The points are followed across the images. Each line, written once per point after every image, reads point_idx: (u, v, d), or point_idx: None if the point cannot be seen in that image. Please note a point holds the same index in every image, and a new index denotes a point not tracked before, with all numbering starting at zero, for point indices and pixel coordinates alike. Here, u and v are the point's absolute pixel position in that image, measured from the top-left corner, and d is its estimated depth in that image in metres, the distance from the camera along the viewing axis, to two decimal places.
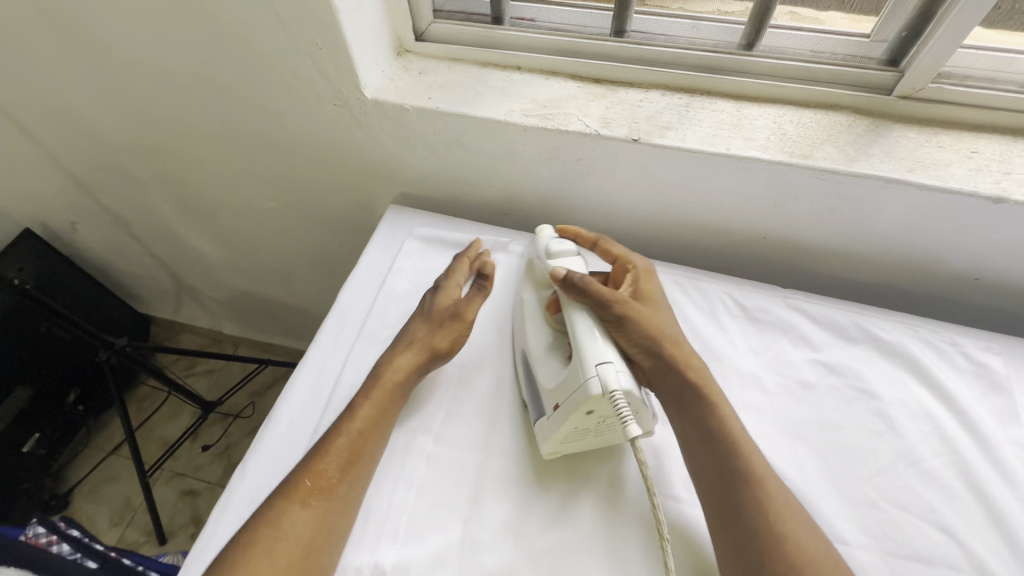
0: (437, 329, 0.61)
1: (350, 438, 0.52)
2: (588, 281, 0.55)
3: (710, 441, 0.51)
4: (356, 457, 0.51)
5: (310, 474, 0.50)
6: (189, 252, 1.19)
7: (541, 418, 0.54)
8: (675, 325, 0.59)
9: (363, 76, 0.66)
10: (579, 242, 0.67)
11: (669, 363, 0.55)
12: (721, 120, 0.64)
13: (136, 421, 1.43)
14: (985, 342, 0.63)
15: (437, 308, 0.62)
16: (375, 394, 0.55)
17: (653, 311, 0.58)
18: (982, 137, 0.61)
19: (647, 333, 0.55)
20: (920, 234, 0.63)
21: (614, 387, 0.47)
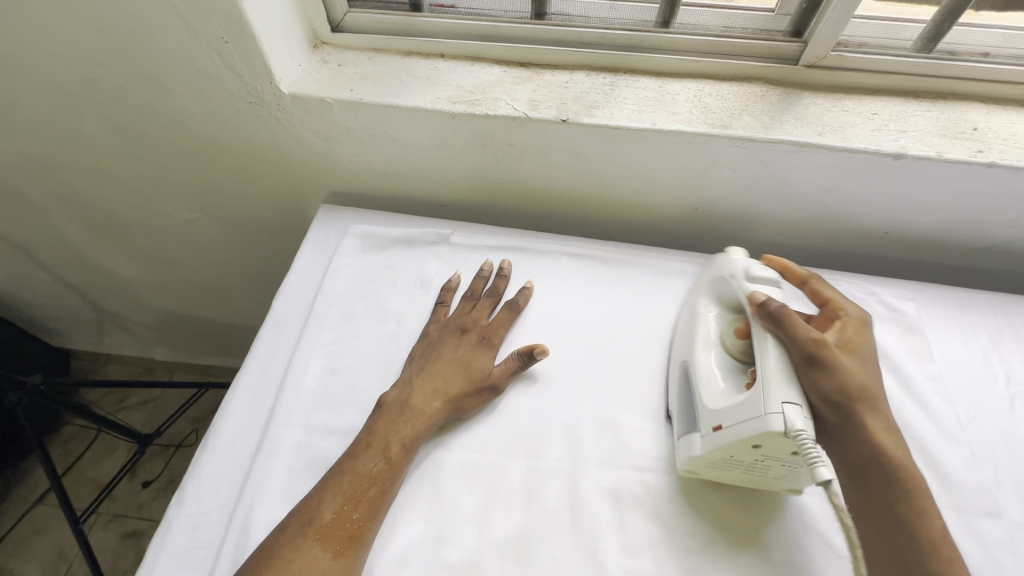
0: (467, 394, 0.56)
1: (381, 477, 0.50)
2: (789, 313, 0.49)
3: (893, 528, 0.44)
4: (381, 502, 0.49)
5: (338, 520, 0.47)
6: (106, 276, 1.10)
7: (691, 437, 0.51)
8: (879, 385, 0.51)
9: (278, 69, 0.63)
10: (785, 276, 0.59)
11: (863, 429, 0.47)
12: (645, 97, 0.65)
13: (64, 465, 1.31)
14: (898, 290, 0.68)
15: (473, 370, 0.58)
16: (405, 429, 0.53)
17: (859, 366, 0.50)
18: (879, 100, 0.66)
19: (844, 388, 0.47)
20: (834, 193, 0.67)
21: (801, 429, 0.44)
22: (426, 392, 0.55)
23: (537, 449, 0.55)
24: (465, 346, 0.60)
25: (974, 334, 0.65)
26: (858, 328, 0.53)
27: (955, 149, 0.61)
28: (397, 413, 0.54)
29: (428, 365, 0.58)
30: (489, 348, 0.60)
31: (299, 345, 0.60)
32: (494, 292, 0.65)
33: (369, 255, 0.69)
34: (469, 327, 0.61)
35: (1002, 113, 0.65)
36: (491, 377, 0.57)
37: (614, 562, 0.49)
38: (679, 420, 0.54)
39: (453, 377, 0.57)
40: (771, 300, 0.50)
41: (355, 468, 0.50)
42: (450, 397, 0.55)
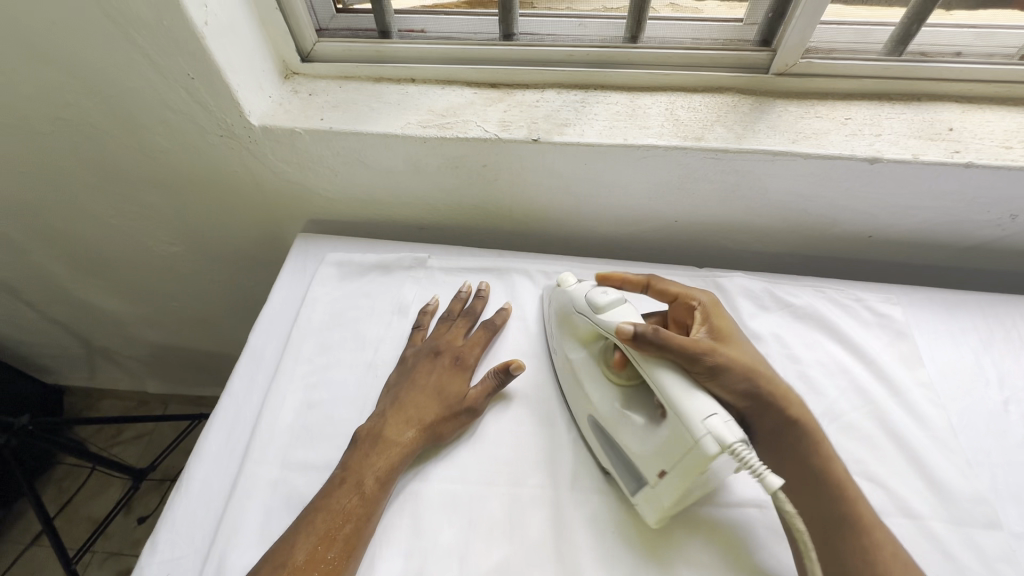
0: (445, 417, 0.55)
1: (354, 515, 0.48)
2: (666, 337, 0.47)
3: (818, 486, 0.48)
4: (357, 539, 0.47)
5: (312, 561, 0.45)
6: (94, 312, 1.09)
7: (644, 488, 0.48)
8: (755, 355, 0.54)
9: (247, 102, 0.63)
10: (626, 287, 0.61)
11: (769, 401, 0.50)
12: (617, 112, 0.65)
13: (58, 505, 1.29)
14: (885, 295, 0.67)
15: (450, 395, 0.57)
16: (379, 462, 0.51)
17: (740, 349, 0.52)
18: (853, 104, 0.65)
19: (749, 372, 0.49)
20: (813, 199, 0.66)
21: (732, 440, 0.41)
22: (399, 421, 0.54)
23: (520, 477, 0.54)
24: (439, 369, 0.59)
25: (963, 336, 0.64)
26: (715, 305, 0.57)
27: (932, 150, 0.60)
28: (370, 446, 0.52)
29: (401, 394, 0.57)
30: (464, 369, 0.59)
31: (274, 379, 0.59)
32: (471, 313, 0.65)
33: (346, 283, 0.68)
34: (443, 350, 0.60)
35: (977, 112, 0.64)
36: (467, 400, 0.56)
37: None
38: (624, 476, 0.50)
39: (426, 404, 0.55)
40: (641, 330, 0.47)
41: (329, 506, 0.48)
42: (425, 425, 0.54)
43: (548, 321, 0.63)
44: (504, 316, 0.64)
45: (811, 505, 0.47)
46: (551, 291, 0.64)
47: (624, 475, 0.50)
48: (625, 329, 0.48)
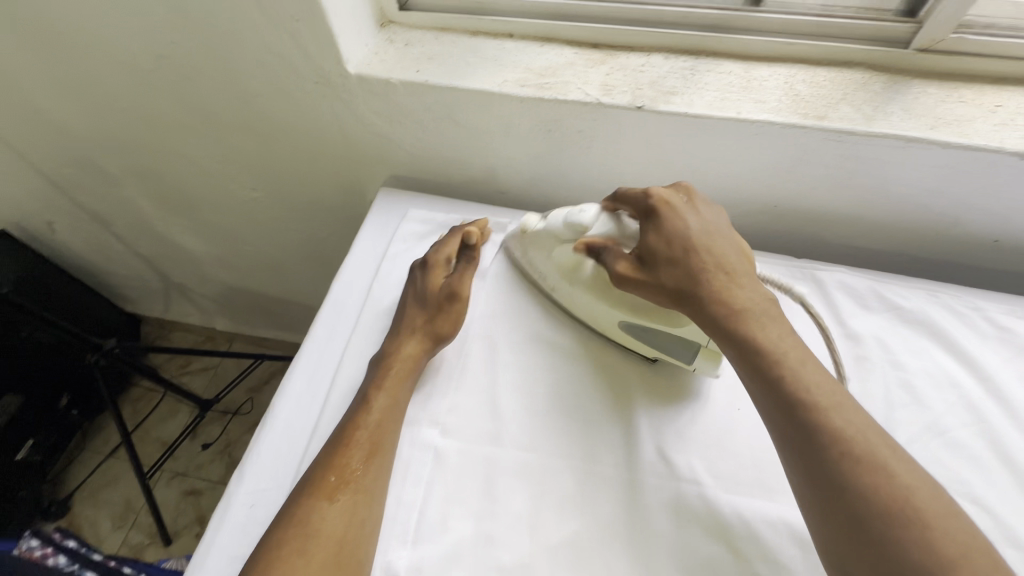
0: (436, 314, 0.59)
1: (370, 429, 0.50)
2: (608, 247, 0.54)
3: (766, 397, 0.44)
4: (378, 447, 0.50)
5: (334, 469, 0.48)
6: (175, 249, 1.15)
7: (700, 349, 0.55)
8: (718, 254, 0.51)
9: (346, 49, 0.62)
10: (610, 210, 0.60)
11: (701, 306, 0.49)
12: (729, 83, 0.60)
13: (132, 423, 1.40)
14: (1008, 307, 0.61)
15: (433, 292, 0.60)
16: (383, 375, 0.54)
17: (688, 250, 0.51)
18: (1005, 91, 0.58)
19: (660, 277, 0.51)
20: (941, 194, 0.60)
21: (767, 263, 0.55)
22: (393, 338, 0.58)
23: (595, 455, 0.53)
24: (415, 279, 0.62)
25: None
26: (665, 197, 0.54)
27: None
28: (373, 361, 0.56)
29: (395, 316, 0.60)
30: (443, 270, 0.62)
31: (355, 331, 0.60)
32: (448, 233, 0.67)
33: (426, 242, 0.67)
34: (415, 265, 0.64)
35: None
36: (450, 292, 0.60)
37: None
38: (679, 349, 0.56)
39: (413, 311, 0.59)
40: (589, 248, 0.55)
41: (347, 420, 0.51)
42: (421, 329, 0.58)
43: (524, 262, 0.65)
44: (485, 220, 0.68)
45: (767, 413, 0.44)
46: (518, 238, 0.65)
47: (672, 350, 0.57)
48: (578, 245, 0.56)
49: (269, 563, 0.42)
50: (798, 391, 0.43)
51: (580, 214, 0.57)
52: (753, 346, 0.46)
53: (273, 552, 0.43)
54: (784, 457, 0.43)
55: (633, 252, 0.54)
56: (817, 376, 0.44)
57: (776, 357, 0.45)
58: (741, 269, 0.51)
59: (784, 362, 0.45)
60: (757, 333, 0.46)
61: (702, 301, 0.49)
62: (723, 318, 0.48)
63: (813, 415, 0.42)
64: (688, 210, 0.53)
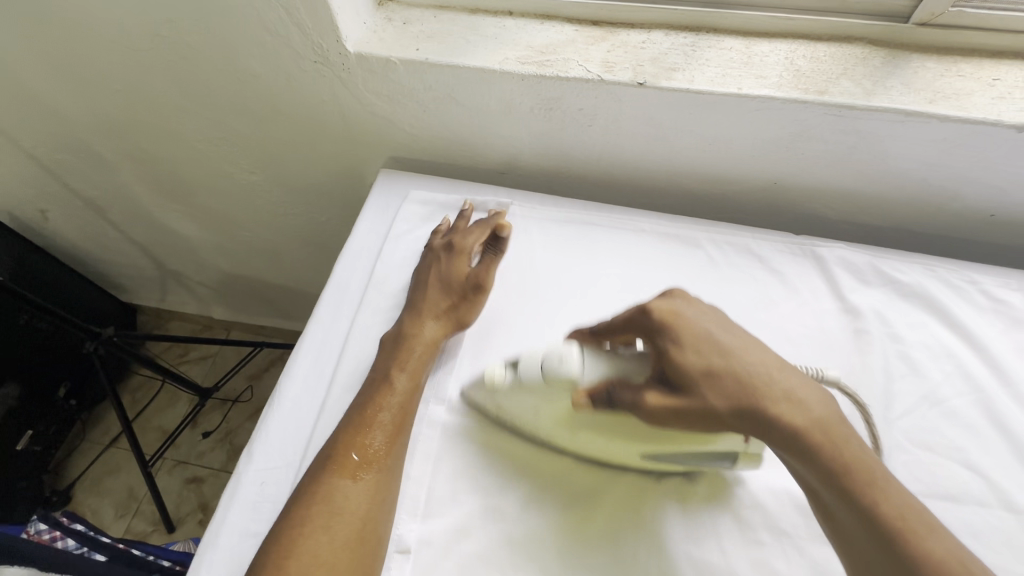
0: (460, 302, 0.59)
1: (392, 410, 0.50)
2: (617, 389, 0.45)
3: (846, 517, 0.38)
4: (400, 427, 0.50)
5: (356, 447, 0.48)
6: (171, 236, 1.14)
7: (737, 457, 0.48)
8: (760, 359, 0.44)
9: (344, 28, 0.61)
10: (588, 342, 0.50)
11: (762, 427, 0.41)
12: (731, 59, 0.60)
13: (132, 412, 1.40)
14: (1003, 279, 0.62)
15: (455, 279, 0.60)
16: (402, 356, 0.54)
17: (719, 360, 0.44)
18: (1003, 64, 0.58)
19: (705, 396, 0.43)
20: (939, 169, 0.60)
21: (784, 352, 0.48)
22: (413, 319, 0.56)
23: None
24: (437, 262, 0.61)
25: None
26: (672, 305, 0.48)
27: None
28: (391, 345, 0.55)
29: (413, 297, 0.59)
30: (463, 254, 0.61)
31: (360, 311, 0.60)
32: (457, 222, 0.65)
33: (428, 222, 0.67)
34: (435, 247, 0.62)
35: None
36: (472, 280, 0.59)
37: (677, 549, 0.47)
38: (713, 462, 0.49)
39: (436, 296, 0.58)
40: (593, 397, 0.46)
41: (366, 399, 0.51)
42: (444, 315, 0.57)
43: (494, 406, 0.52)
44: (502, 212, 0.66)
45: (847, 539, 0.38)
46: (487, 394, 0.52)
47: (707, 463, 0.49)
48: (577, 400, 0.46)
49: (290, 540, 0.42)
50: (894, 520, 0.36)
51: (560, 364, 0.47)
52: (822, 465, 0.39)
53: (297, 530, 0.43)
54: None
55: (658, 373, 0.45)
56: (904, 493, 0.38)
57: (850, 471, 0.38)
58: (789, 369, 0.44)
59: (859, 478, 0.38)
60: (835, 453, 0.39)
61: (764, 420, 0.41)
62: (794, 440, 0.40)
63: (917, 550, 0.35)
64: (698, 314, 0.47)
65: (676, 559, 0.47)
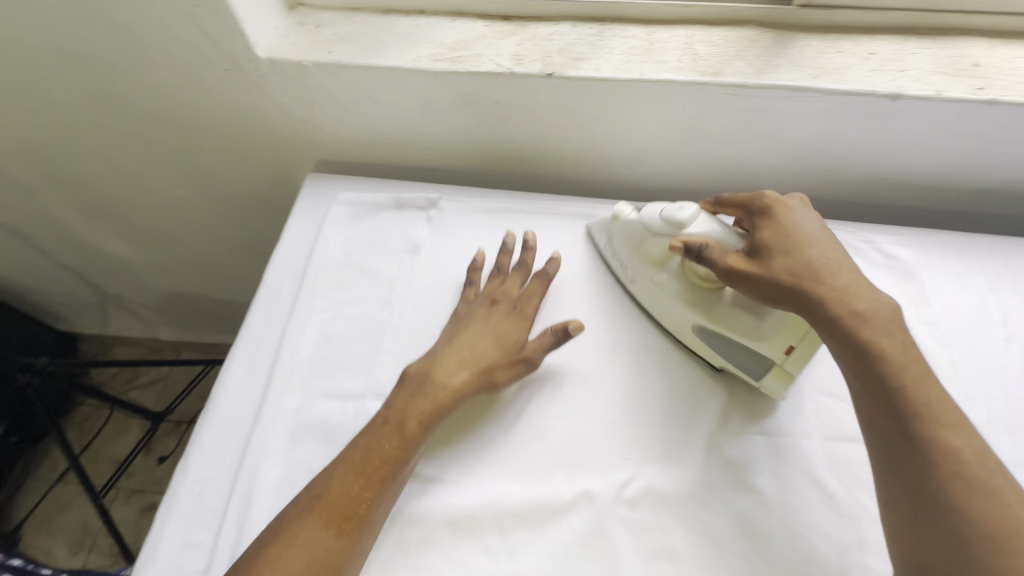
0: (502, 360, 0.55)
1: (393, 463, 0.49)
2: (713, 245, 0.52)
3: (871, 399, 0.45)
4: (394, 481, 0.49)
5: (347, 497, 0.47)
6: (104, 259, 1.10)
7: (771, 369, 0.54)
8: (834, 261, 0.50)
9: (252, 33, 0.61)
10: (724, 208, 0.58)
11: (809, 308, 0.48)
12: (633, 46, 0.63)
13: (80, 445, 1.34)
14: (896, 237, 0.67)
15: (508, 337, 0.56)
16: (423, 405, 0.52)
17: (801, 249, 0.50)
18: (878, 39, 0.63)
19: (772, 270, 0.49)
20: (831, 139, 0.65)
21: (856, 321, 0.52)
22: (450, 364, 0.54)
23: (534, 409, 0.56)
24: (496, 313, 0.58)
25: (970, 277, 0.65)
26: (780, 199, 0.54)
27: (954, 87, 0.59)
28: (415, 388, 0.53)
29: (457, 339, 0.56)
30: (522, 318, 0.58)
31: (292, 315, 0.61)
32: (521, 263, 0.63)
33: (358, 223, 0.68)
34: (500, 299, 0.60)
35: (1005, 47, 0.62)
36: (525, 350, 0.56)
37: (611, 512, 0.50)
38: (747, 365, 0.55)
39: (483, 348, 0.55)
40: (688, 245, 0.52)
41: (366, 449, 0.49)
42: (481, 369, 0.54)
43: (607, 249, 0.63)
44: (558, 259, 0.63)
45: (871, 419, 0.45)
46: (605, 225, 0.63)
47: (744, 364, 0.55)
48: (675, 244, 0.52)
49: None
50: (920, 405, 0.43)
51: (679, 212, 0.54)
52: (863, 351, 0.45)
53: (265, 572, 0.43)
54: (877, 461, 0.44)
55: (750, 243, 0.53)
56: (941, 392, 0.44)
57: (891, 360, 0.45)
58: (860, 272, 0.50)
59: (899, 367, 0.44)
60: (877, 342, 0.45)
61: (816, 304, 0.47)
62: (843, 320, 0.46)
63: (933, 433, 0.42)
64: (801, 212, 0.54)
65: (610, 521, 0.50)
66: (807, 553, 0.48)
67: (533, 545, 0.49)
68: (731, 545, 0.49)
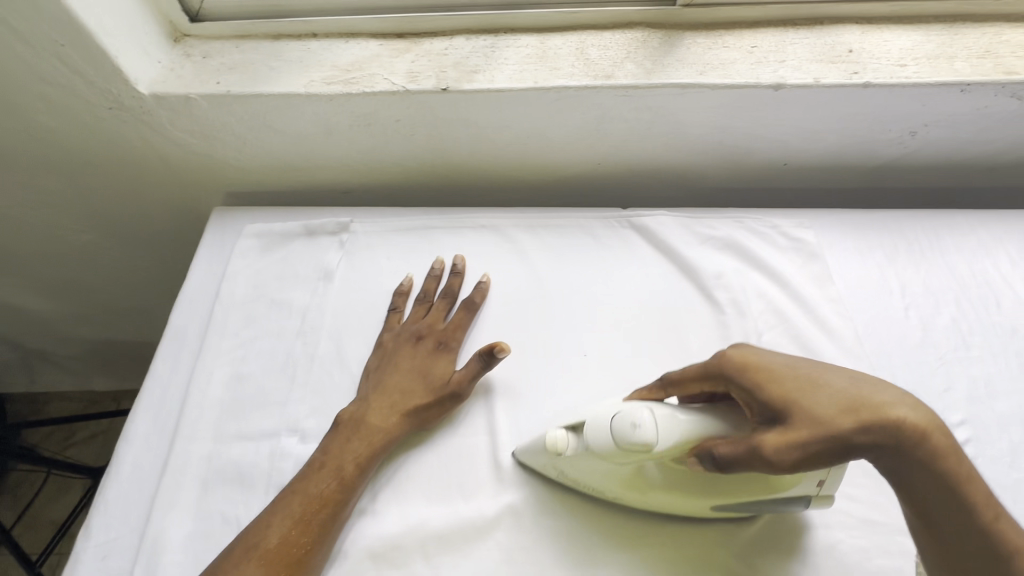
0: (431, 400, 0.54)
1: (330, 507, 0.48)
2: (723, 445, 0.41)
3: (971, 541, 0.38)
4: (331, 525, 0.47)
5: (286, 542, 0.45)
6: (17, 314, 1.04)
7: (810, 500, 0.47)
8: (856, 382, 0.40)
9: (131, 69, 0.59)
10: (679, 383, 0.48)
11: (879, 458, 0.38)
12: (527, 55, 0.64)
13: (15, 513, 1.26)
14: (798, 220, 0.70)
15: (435, 376, 0.56)
16: (359, 447, 0.51)
17: (823, 380, 0.40)
18: (760, 32, 0.65)
19: (825, 422, 0.38)
20: (727, 130, 0.67)
21: None
22: (381, 407, 0.53)
23: (456, 428, 0.55)
24: (424, 351, 0.58)
25: (869, 252, 0.68)
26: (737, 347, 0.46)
27: (832, 73, 0.62)
28: (351, 432, 0.52)
29: (385, 380, 0.55)
30: (448, 353, 0.58)
31: (199, 358, 0.58)
32: (449, 292, 0.62)
33: (268, 254, 0.66)
34: (426, 334, 0.59)
35: (877, 32, 0.65)
36: (450, 384, 0.55)
37: (537, 524, 0.50)
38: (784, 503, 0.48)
39: (411, 389, 0.54)
40: (699, 455, 0.42)
41: (303, 492, 0.48)
42: (409, 410, 0.53)
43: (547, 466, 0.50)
44: (486, 284, 0.63)
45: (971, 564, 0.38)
46: (536, 451, 0.50)
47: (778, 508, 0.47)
48: (692, 453, 0.42)
49: None
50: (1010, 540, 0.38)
51: (634, 431, 0.42)
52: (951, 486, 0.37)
53: None
54: None
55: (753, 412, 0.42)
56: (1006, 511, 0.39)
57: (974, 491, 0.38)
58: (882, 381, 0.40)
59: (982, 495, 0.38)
60: (962, 472, 0.38)
61: (896, 454, 0.38)
62: (926, 453, 0.37)
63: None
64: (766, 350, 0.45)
65: (537, 533, 0.49)
66: (728, 539, 0.49)
67: (460, 567, 0.48)
68: (659, 542, 0.49)
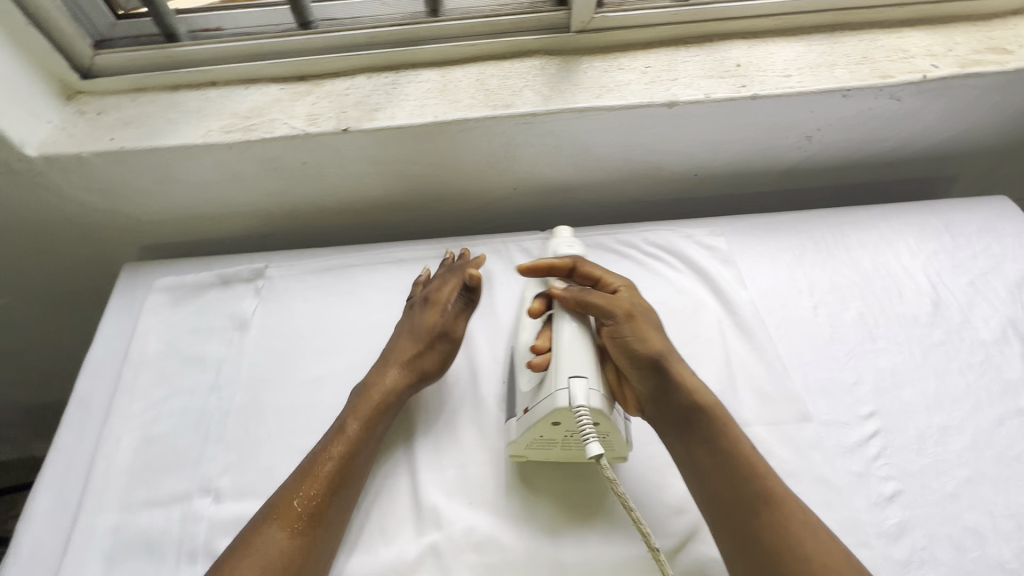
0: (425, 348, 0.58)
1: (337, 463, 0.50)
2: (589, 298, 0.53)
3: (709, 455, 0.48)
4: (343, 482, 0.50)
5: (299, 498, 0.48)
6: None
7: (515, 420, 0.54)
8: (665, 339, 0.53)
9: (15, 133, 0.57)
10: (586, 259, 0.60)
11: (669, 393, 0.50)
12: (428, 89, 0.65)
13: None
14: (711, 228, 0.72)
15: (425, 325, 0.59)
16: (366, 406, 0.54)
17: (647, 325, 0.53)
18: (653, 52, 0.68)
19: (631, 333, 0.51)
20: (632, 148, 0.69)
21: (580, 404, 0.46)
22: (383, 366, 0.57)
23: (377, 470, 0.54)
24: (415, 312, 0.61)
25: (779, 254, 0.70)
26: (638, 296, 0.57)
27: (722, 88, 0.64)
28: (359, 392, 0.55)
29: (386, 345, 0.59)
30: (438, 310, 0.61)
31: (106, 423, 0.56)
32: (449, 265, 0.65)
33: (180, 307, 0.64)
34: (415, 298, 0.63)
35: (763, 45, 0.68)
36: (439, 329, 0.59)
37: (458, 560, 0.48)
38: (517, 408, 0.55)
39: (402, 342, 0.58)
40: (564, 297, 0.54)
41: (318, 451, 0.51)
42: (407, 363, 0.57)
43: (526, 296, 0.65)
44: (484, 258, 0.65)
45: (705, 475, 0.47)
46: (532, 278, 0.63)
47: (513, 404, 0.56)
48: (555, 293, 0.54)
49: None
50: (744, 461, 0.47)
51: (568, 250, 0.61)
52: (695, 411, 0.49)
53: None
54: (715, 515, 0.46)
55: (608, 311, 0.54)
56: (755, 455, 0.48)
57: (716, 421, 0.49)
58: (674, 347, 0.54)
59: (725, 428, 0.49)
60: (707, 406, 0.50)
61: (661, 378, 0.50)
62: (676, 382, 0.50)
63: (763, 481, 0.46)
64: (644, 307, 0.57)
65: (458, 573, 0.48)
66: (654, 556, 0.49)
67: None
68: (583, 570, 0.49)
